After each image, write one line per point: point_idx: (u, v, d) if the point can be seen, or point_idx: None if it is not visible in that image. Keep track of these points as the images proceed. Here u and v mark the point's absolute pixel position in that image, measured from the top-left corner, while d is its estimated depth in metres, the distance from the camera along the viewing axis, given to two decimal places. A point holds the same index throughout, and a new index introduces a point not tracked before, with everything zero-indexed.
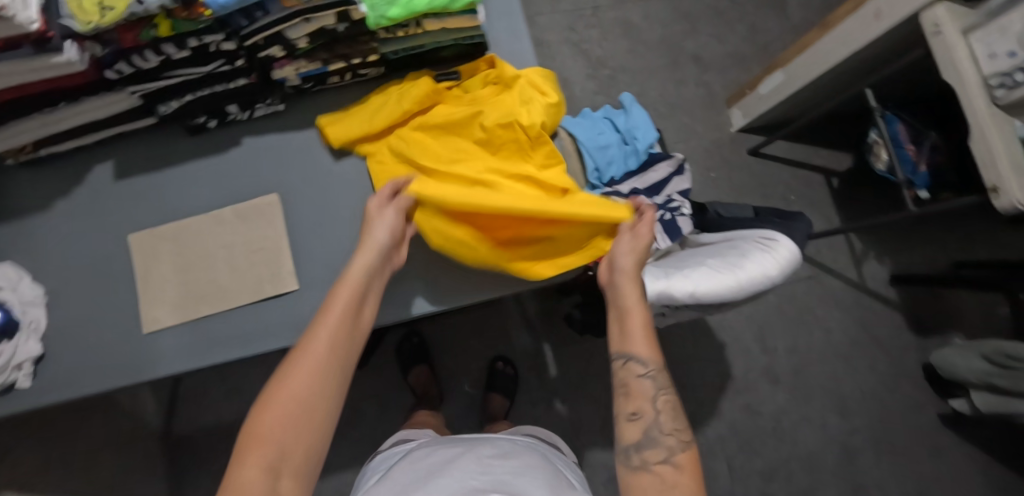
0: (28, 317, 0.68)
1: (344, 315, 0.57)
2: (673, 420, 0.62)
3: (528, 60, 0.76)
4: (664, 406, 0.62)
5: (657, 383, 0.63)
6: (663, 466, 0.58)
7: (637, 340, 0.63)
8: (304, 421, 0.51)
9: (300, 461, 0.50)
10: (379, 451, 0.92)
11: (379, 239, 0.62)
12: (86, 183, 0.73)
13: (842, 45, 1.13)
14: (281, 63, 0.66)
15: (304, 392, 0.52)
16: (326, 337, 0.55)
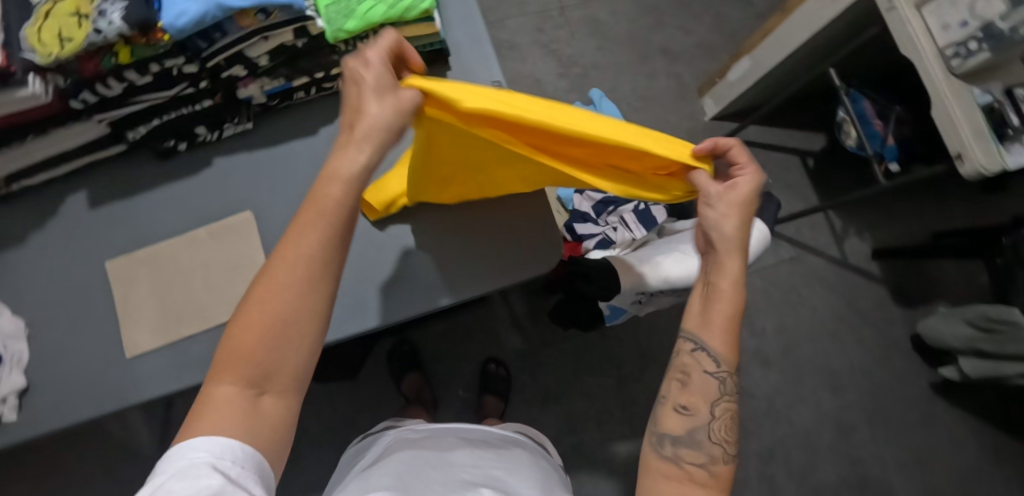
0: (11, 351, 0.69)
1: (332, 216, 0.48)
2: (724, 430, 0.57)
3: (491, 63, 0.77)
4: (721, 414, 0.57)
5: (722, 388, 0.57)
6: (697, 469, 0.55)
7: (716, 332, 0.57)
8: (288, 331, 0.46)
9: (288, 377, 0.47)
10: (366, 436, 0.94)
11: (369, 133, 0.48)
12: (59, 214, 0.74)
13: (803, 28, 1.15)
14: (245, 82, 0.67)
15: (286, 302, 0.46)
16: (313, 246, 0.47)
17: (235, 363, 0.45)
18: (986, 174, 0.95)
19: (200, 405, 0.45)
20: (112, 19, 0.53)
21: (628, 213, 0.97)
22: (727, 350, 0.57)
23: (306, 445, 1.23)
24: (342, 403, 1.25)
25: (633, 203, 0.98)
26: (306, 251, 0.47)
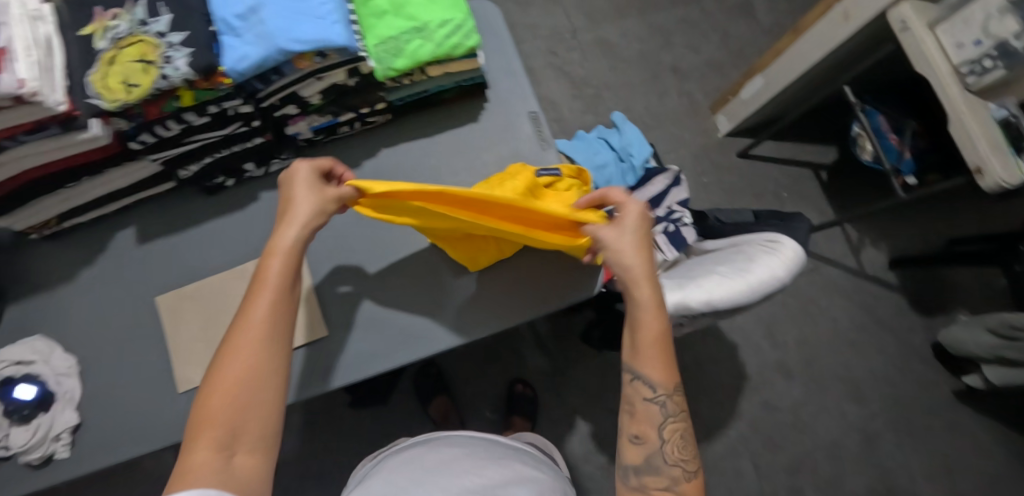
0: (63, 388, 0.70)
1: (274, 288, 0.55)
2: (680, 450, 0.61)
3: (527, 94, 0.80)
4: (671, 435, 0.61)
5: (666, 411, 0.61)
6: (665, 493, 0.59)
7: (653, 362, 0.60)
8: (252, 388, 0.50)
9: (254, 433, 0.49)
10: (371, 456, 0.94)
11: (302, 212, 0.57)
12: (106, 251, 0.75)
13: (816, 47, 1.18)
14: (295, 120, 0.69)
15: (246, 364, 0.50)
16: (265, 313, 0.53)
17: (204, 426, 0.47)
18: (1008, 188, 0.94)
19: (176, 476, 0.45)
20: (178, 65, 0.55)
21: (658, 235, 0.99)
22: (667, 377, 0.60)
23: (336, 471, 1.23)
24: (371, 428, 1.25)
25: (662, 224, 0.99)
26: (258, 319, 0.53)
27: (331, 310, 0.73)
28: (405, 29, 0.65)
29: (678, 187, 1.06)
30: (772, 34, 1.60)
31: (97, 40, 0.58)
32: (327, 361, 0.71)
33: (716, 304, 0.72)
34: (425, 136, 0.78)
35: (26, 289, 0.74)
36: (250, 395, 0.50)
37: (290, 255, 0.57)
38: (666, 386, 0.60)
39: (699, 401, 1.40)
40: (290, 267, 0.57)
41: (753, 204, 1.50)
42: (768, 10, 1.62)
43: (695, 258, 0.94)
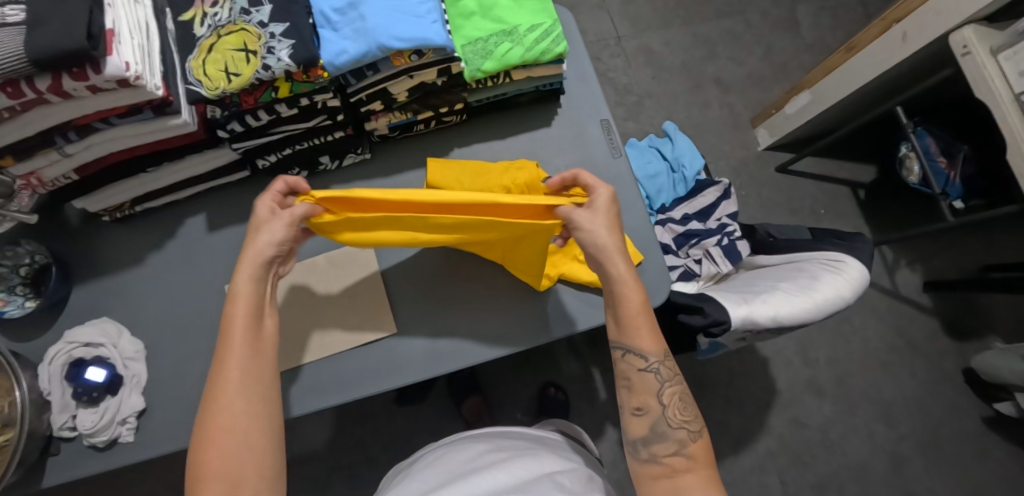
0: (131, 372, 0.70)
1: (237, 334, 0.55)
2: (680, 411, 0.62)
3: (600, 102, 0.80)
4: (671, 400, 0.63)
5: (661, 377, 0.62)
6: (675, 458, 0.60)
7: (641, 332, 0.62)
8: (247, 421, 0.53)
9: (255, 473, 0.52)
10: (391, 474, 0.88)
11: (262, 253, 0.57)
12: (179, 236, 0.76)
13: (871, 67, 1.18)
14: (377, 116, 0.69)
15: (227, 411, 0.52)
16: (241, 358, 0.54)
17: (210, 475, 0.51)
18: None
19: None
20: (282, 57, 0.54)
21: (712, 247, 1.00)
22: (651, 343, 0.62)
23: (369, 466, 1.23)
24: (405, 424, 1.26)
25: (716, 237, 1.00)
26: (237, 369, 0.54)
27: (401, 306, 0.72)
28: (494, 32, 0.65)
29: (728, 200, 1.06)
30: (815, 50, 1.59)
31: (197, 27, 0.58)
32: (396, 357, 0.70)
33: (782, 320, 0.72)
34: (498, 138, 0.78)
35: (98, 270, 0.75)
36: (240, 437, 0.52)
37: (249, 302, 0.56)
38: (655, 353, 0.62)
39: (729, 414, 1.40)
40: (254, 306, 0.57)
41: (790, 220, 1.50)
42: (812, 25, 1.61)
43: (748, 273, 0.94)
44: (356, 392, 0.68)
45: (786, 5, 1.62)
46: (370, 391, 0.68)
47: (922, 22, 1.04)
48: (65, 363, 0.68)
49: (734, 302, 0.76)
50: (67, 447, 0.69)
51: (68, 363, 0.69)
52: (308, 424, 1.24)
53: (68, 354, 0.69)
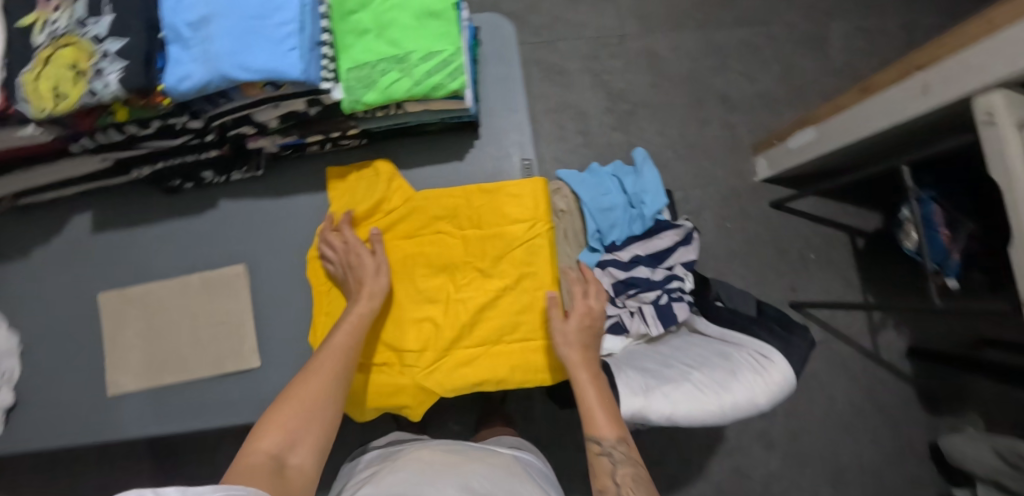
0: (1, 368, 0.69)
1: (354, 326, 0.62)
2: (635, 487, 0.61)
3: (526, 139, 0.71)
4: (625, 480, 0.61)
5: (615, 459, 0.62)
6: None
7: (594, 419, 0.63)
8: (307, 418, 0.55)
9: (309, 444, 0.54)
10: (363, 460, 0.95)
11: (380, 286, 0.65)
12: (63, 233, 0.72)
13: (885, 115, 1.03)
14: (254, 138, 0.63)
15: (311, 403, 0.56)
16: (338, 341, 0.61)
17: (255, 476, 0.48)
18: None
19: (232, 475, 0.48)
20: (108, 81, 0.49)
21: (648, 304, 0.90)
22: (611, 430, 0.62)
23: None
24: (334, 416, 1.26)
25: (655, 293, 0.90)
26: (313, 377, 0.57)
27: (270, 340, 0.69)
28: (384, 57, 0.57)
29: (687, 247, 0.97)
30: (842, 76, 1.42)
31: (36, 34, 0.52)
32: (255, 394, 0.68)
33: (676, 421, 0.66)
34: (406, 168, 0.72)
35: None
36: (301, 451, 0.53)
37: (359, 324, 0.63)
38: (611, 436, 0.62)
39: (669, 453, 1.35)
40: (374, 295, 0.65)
41: (774, 261, 1.38)
42: (842, 45, 1.43)
43: (684, 340, 0.86)
44: (214, 420, 0.68)
45: (819, 19, 1.43)
46: (230, 423, 0.68)
47: (946, 76, 0.88)
48: None
49: (631, 388, 0.68)
50: None
51: None
52: None
53: None
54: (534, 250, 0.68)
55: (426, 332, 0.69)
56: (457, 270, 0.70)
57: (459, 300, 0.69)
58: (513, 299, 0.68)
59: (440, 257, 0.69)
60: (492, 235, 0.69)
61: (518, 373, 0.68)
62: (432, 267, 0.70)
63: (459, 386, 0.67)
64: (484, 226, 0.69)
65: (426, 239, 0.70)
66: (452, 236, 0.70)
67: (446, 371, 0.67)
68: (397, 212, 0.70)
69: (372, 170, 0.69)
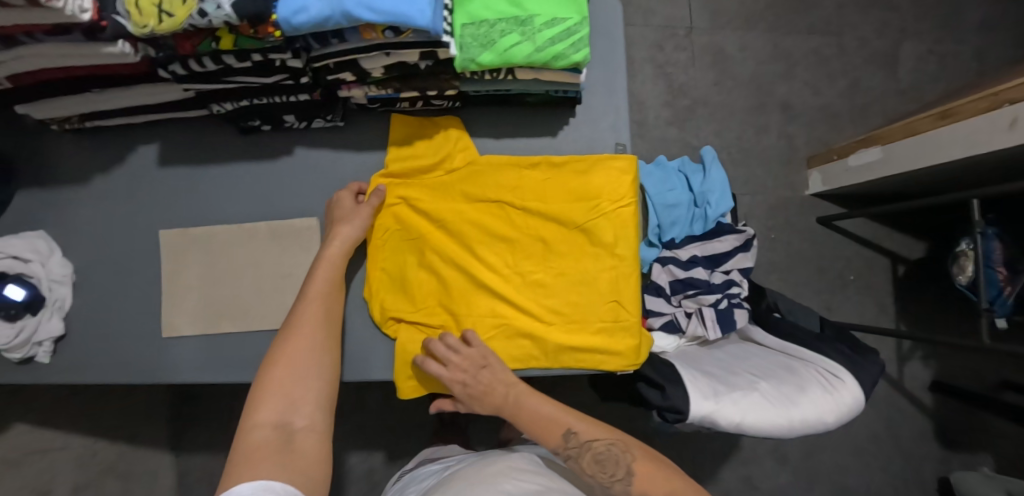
0: (54, 295, 0.67)
1: (329, 266, 0.62)
2: (604, 468, 0.62)
3: (621, 123, 0.69)
4: (589, 462, 0.63)
5: (574, 448, 0.64)
6: None
7: (543, 416, 0.65)
8: (298, 383, 0.57)
9: (310, 400, 0.56)
10: (404, 470, 0.99)
11: (350, 232, 0.63)
12: (127, 163, 0.69)
13: (963, 147, 0.99)
14: (349, 86, 0.59)
15: (299, 366, 0.57)
16: (311, 288, 0.61)
17: (261, 455, 0.50)
18: None
19: (235, 456, 0.50)
20: (222, 4, 0.45)
21: (707, 306, 0.87)
22: (552, 435, 0.64)
23: None
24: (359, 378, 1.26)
25: (716, 296, 0.87)
26: (294, 338, 0.59)
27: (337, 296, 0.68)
28: (504, 16, 0.54)
29: (745, 253, 0.93)
30: (907, 99, 1.38)
31: None
32: None
33: (744, 429, 0.64)
34: (493, 136, 0.70)
35: (41, 178, 0.69)
36: (305, 412, 0.56)
37: (333, 265, 0.63)
38: (557, 442, 0.64)
39: (683, 457, 1.34)
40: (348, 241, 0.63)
41: (812, 278, 1.36)
42: (913, 67, 1.38)
43: (740, 349, 0.84)
44: None
45: (893, 36, 1.39)
46: None
47: None
48: None
49: (701, 391, 0.65)
50: None
51: None
52: None
53: None
54: (598, 229, 0.66)
55: (482, 300, 0.67)
56: (516, 241, 0.68)
57: (515, 271, 0.68)
58: (572, 278, 0.67)
59: (500, 226, 0.68)
60: (553, 207, 0.67)
61: (574, 343, 0.66)
62: (489, 237, 0.68)
63: (511, 356, 0.67)
64: (549, 200, 0.67)
65: (488, 207, 0.68)
66: (514, 208, 0.68)
67: (497, 334, 0.67)
68: (459, 174, 0.68)
69: (444, 133, 0.68)
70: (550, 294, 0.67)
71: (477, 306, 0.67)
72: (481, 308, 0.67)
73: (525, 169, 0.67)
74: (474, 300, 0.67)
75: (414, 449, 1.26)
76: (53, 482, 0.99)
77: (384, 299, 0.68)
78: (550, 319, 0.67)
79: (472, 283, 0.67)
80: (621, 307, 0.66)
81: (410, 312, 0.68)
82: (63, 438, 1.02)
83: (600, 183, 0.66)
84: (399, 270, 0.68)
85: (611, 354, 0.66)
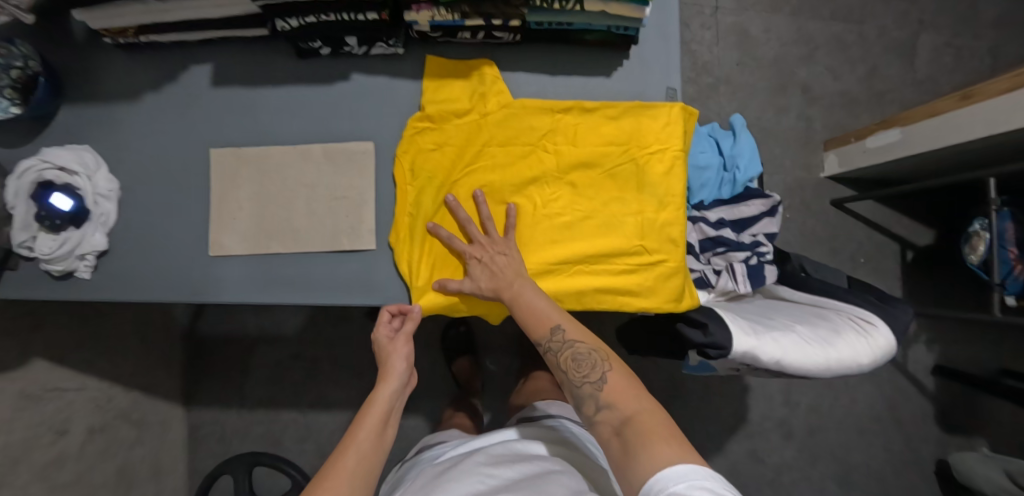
0: (99, 210, 0.66)
1: (379, 409, 0.61)
2: (582, 368, 0.58)
3: (673, 68, 0.70)
4: (568, 360, 0.59)
5: (553, 350, 0.60)
6: (601, 414, 0.55)
7: (529, 321, 0.60)
8: None
9: None
10: (404, 460, 0.88)
11: (398, 370, 0.64)
12: (180, 82, 0.69)
13: (981, 125, 0.99)
14: (419, 7, 0.59)
15: None
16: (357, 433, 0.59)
17: None
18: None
19: None
20: None
21: (738, 262, 0.87)
22: (544, 322, 0.59)
23: (332, 358, 1.26)
24: None
25: (746, 253, 0.87)
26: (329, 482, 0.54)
27: (381, 224, 0.68)
28: None
29: (772, 218, 0.90)
30: (922, 89, 1.41)
31: None
32: (365, 276, 0.67)
33: (784, 367, 0.66)
34: (548, 74, 0.71)
35: (91, 93, 0.69)
36: None
37: (382, 409, 0.61)
38: (545, 331, 0.59)
39: (691, 428, 1.37)
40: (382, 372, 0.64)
41: (824, 258, 1.39)
42: (930, 59, 1.42)
43: (768, 302, 0.86)
44: (313, 297, 0.67)
45: (912, 28, 1.42)
46: (335, 301, 0.67)
47: None
48: (33, 182, 0.63)
49: (743, 330, 0.67)
50: (22, 264, 0.66)
51: (37, 183, 0.64)
52: (280, 309, 1.27)
53: (39, 173, 0.63)
54: (626, 173, 0.67)
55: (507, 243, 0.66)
56: (546, 184, 0.67)
57: (542, 215, 0.67)
58: (598, 222, 0.66)
59: (530, 169, 0.67)
60: (583, 150, 0.67)
61: (600, 286, 0.65)
62: (515, 179, 0.67)
63: None
64: (580, 145, 0.67)
65: (520, 150, 0.67)
66: (546, 151, 0.67)
67: None
68: (493, 116, 0.67)
69: (480, 75, 0.67)
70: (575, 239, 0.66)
71: None
72: None
73: (551, 113, 0.67)
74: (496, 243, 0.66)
75: (428, 409, 1.26)
76: (70, 422, 0.97)
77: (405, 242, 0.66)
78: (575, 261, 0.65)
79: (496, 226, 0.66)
80: (647, 250, 0.65)
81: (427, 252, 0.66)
82: (79, 379, 1.00)
83: (629, 128, 0.67)
84: (422, 211, 0.66)
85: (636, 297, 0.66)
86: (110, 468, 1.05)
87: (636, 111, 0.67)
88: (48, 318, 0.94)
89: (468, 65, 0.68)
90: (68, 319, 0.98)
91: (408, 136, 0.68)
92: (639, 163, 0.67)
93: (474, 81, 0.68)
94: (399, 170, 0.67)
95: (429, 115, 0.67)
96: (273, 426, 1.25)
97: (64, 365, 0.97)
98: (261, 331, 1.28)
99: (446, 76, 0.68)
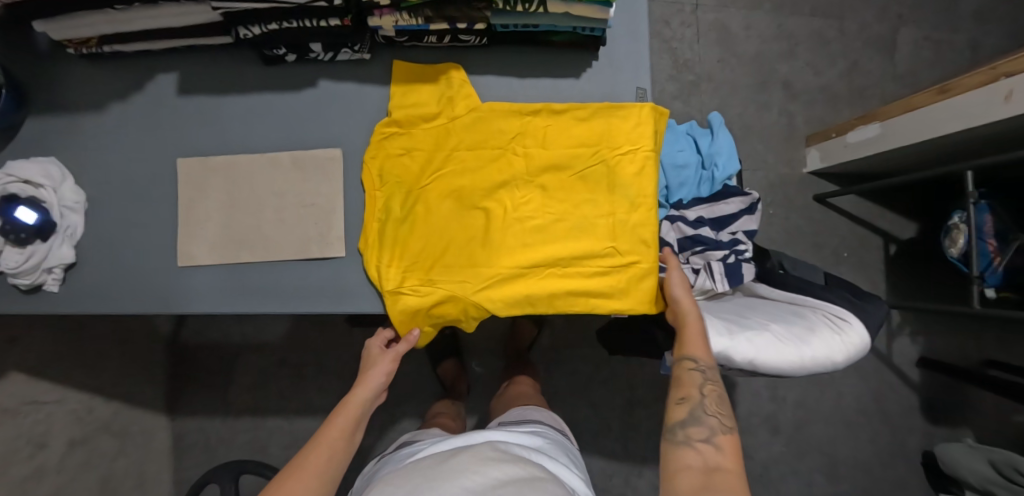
0: (65, 222, 0.65)
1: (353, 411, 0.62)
2: (717, 404, 0.65)
3: (643, 68, 0.70)
4: (710, 392, 0.65)
5: (707, 375, 0.64)
6: (705, 444, 0.62)
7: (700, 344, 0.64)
8: None
9: None
10: (382, 455, 0.87)
11: (376, 381, 0.65)
12: (146, 91, 0.68)
13: (957, 119, 0.99)
14: (381, 12, 0.59)
15: None
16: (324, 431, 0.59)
17: None
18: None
19: None
20: None
21: (715, 261, 0.87)
22: (706, 352, 0.64)
23: (316, 364, 1.26)
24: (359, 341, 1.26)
25: (723, 252, 0.87)
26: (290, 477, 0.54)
27: (352, 230, 0.68)
28: None
29: (750, 216, 0.90)
30: (903, 83, 1.42)
31: None
32: (336, 283, 0.67)
33: (757, 366, 0.66)
34: (518, 76, 0.70)
35: (56, 104, 0.68)
36: None
37: (354, 410, 0.62)
38: (706, 357, 0.64)
39: None
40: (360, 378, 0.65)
41: (808, 253, 1.40)
42: (910, 53, 1.42)
43: (746, 300, 0.86)
44: (285, 306, 0.66)
45: (892, 22, 1.42)
46: (306, 309, 0.66)
47: None
48: None
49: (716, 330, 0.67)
50: None
51: None
52: (264, 316, 1.26)
53: (2, 187, 0.62)
54: (596, 175, 0.67)
55: (479, 247, 0.65)
56: (517, 187, 0.67)
57: (514, 218, 0.66)
58: (571, 223, 0.66)
59: (500, 172, 0.66)
60: (554, 152, 0.67)
61: (572, 288, 0.65)
62: (486, 183, 0.66)
63: (508, 300, 0.64)
64: (551, 146, 0.67)
65: (490, 153, 0.67)
66: (516, 154, 0.67)
67: (492, 281, 0.64)
68: (461, 120, 0.67)
69: (447, 80, 0.67)
70: (547, 241, 0.66)
71: (473, 254, 0.65)
72: (479, 256, 0.65)
73: (522, 116, 0.67)
74: (469, 247, 0.65)
75: (414, 413, 1.26)
76: (51, 435, 0.97)
77: (374, 248, 0.66)
78: (548, 263, 0.65)
79: (469, 231, 0.66)
80: (619, 251, 0.65)
81: (398, 258, 0.66)
82: (58, 391, 0.99)
83: (599, 128, 0.67)
84: (392, 217, 0.66)
85: (608, 298, 0.66)
86: (93, 479, 1.04)
87: (607, 111, 0.67)
88: (26, 330, 0.93)
89: (435, 69, 0.67)
90: (47, 331, 0.97)
91: (376, 143, 0.67)
92: (611, 163, 0.66)
93: (442, 85, 0.67)
94: (368, 177, 0.67)
95: (397, 121, 0.67)
96: (258, 433, 1.25)
97: (43, 378, 0.96)
98: (244, 338, 1.27)
99: (414, 81, 0.67)
